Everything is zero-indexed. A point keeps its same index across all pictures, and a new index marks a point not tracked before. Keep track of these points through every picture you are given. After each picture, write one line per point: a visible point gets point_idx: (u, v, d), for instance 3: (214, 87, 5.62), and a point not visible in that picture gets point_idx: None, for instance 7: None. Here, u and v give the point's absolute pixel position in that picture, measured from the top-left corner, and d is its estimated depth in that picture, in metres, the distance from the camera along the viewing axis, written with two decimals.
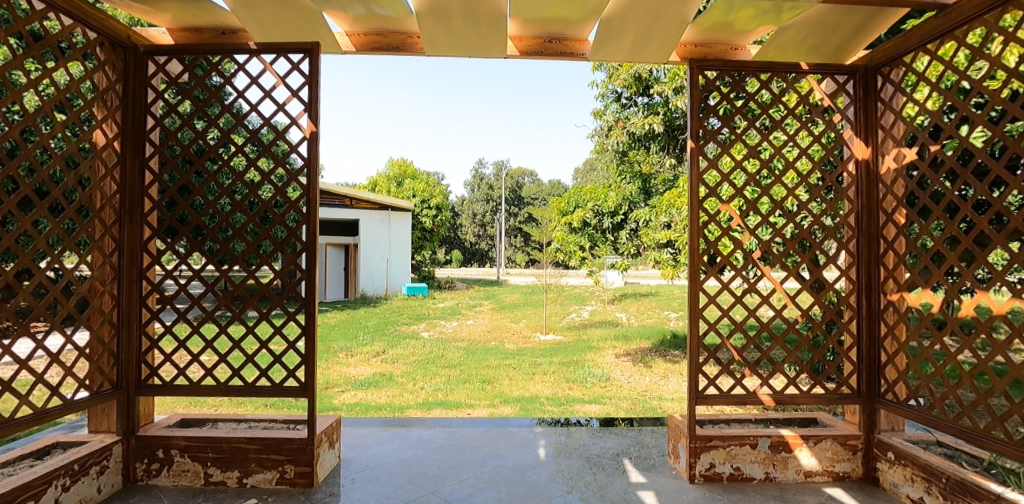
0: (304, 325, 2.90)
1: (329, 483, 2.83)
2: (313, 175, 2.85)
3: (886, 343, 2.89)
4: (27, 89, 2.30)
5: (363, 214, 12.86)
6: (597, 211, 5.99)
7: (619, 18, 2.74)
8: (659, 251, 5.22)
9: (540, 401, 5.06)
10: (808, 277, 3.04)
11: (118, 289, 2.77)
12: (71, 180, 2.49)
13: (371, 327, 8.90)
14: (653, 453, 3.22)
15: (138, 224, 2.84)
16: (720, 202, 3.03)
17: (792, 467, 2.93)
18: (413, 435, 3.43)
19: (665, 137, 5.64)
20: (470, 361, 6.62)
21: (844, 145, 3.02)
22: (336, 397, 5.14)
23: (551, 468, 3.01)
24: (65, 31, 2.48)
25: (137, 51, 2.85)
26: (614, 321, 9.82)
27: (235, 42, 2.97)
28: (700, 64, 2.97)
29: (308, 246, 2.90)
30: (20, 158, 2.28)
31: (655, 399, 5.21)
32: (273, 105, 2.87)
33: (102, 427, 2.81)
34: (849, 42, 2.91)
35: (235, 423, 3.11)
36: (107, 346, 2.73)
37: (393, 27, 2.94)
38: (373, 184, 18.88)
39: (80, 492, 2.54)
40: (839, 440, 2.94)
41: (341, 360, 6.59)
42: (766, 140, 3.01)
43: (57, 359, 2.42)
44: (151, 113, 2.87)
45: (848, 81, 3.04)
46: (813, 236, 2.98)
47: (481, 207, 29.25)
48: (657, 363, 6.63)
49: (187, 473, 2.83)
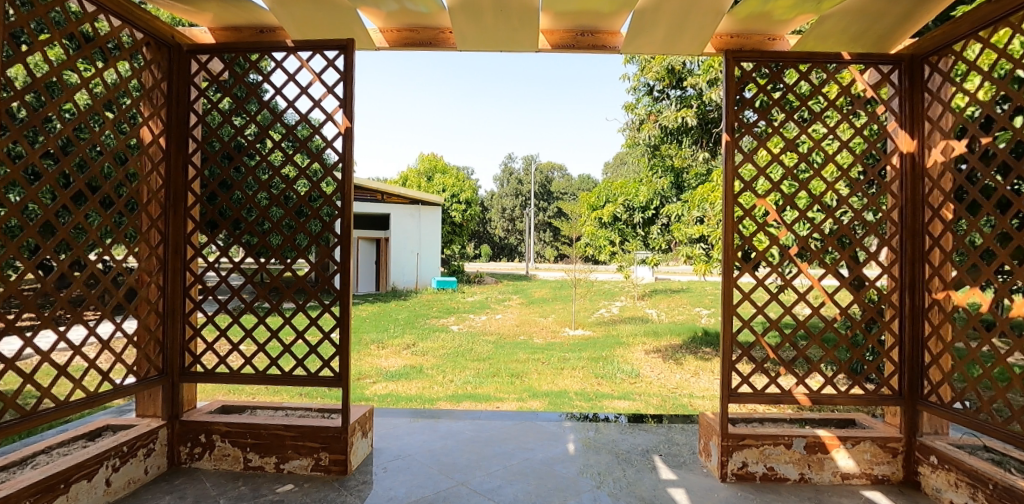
0: (340, 317, 2.93)
1: (363, 471, 2.90)
2: (349, 169, 2.90)
3: (930, 343, 2.79)
4: (79, 89, 2.38)
5: (394, 208, 13.14)
6: (628, 205, 6.03)
7: (652, 11, 2.70)
8: (691, 246, 5.19)
9: (569, 396, 5.06)
10: (847, 274, 2.90)
11: (164, 280, 2.88)
12: (120, 175, 2.58)
13: (402, 319, 9.04)
14: (684, 451, 3.18)
15: (182, 216, 2.94)
16: (756, 196, 2.92)
17: (828, 468, 2.86)
18: (442, 427, 3.49)
19: (699, 130, 5.48)
20: (499, 355, 6.66)
21: (889, 137, 2.92)
22: (368, 388, 5.25)
23: (579, 462, 3.01)
24: (113, 32, 2.57)
25: (181, 50, 2.95)
26: (644, 316, 9.74)
27: (274, 40, 3.00)
28: (736, 56, 2.92)
29: (343, 239, 2.93)
30: (74, 154, 2.38)
31: (686, 397, 5.16)
32: (310, 102, 2.93)
33: (148, 412, 2.95)
34: (894, 30, 2.78)
35: (272, 411, 3.21)
36: (154, 334, 2.84)
37: (426, 23, 2.97)
38: (403, 179, 18.99)
39: (129, 473, 2.65)
40: (878, 442, 2.85)
41: (372, 351, 6.73)
42: (805, 132, 2.87)
43: (109, 346, 2.49)
44: (194, 110, 2.97)
45: (893, 71, 2.93)
46: (853, 232, 2.87)
47: (510, 201, 29.23)
48: (688, 360, 6.55)
49: (227, 457, 2.93)
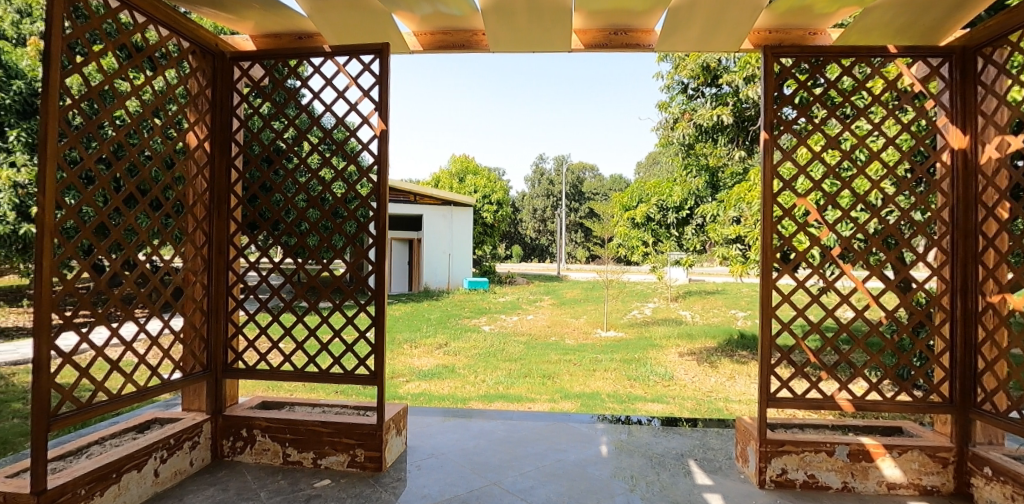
0: (375, 316, 2.98)
1: (397, 468, 2.94)
2: (384, 171, 2.95)
3: (984, 348, 2.66)
4: (130, 96, 2.49)
5: (427, 209, 13.29)
6: (662, 206, 5.90)
7: (687, 8, 2.65)
8: (727, 247, 5.06)
9: (601, 398, 5.02)
10: (893, 277, 2.79)
11: (208, 279, 2.98)
12: (168, 178, 2.68)
13: (434, 319, 9.13)
14: (719, 456, 3.12)
15: (225, 218, 3.03)
16: (796, 196, 2.83)
17: (873, 477, 2.76)
18: (475, 426, 3.51)
19: (735, 128, 5.35)
20: (530, 356, 6.66)
21: (938, 134, 2.80)
22: (402, 386, 5.32)
23: (612, 465, 2.99)
24: (161, 42, 2.67)
25: (224, 58, 3.05)
26: (678, 318, 9.58)
27: (312, 46, 3.07)
28: (775, 50, 2.85)
29: (378, 240, 2.97)
30: (126, 158, 2.48)
31: (721, 401, 5.06)
32: (346, 105, 2.99)
33: (193, 406, 3.05)
34: (944, 21, 2.66)
35: (310, 408, 3.29)
36: (199, 331, 2.95)
37: (459, 26, 2.99)
38: (435, 181, 19.17)
39: (175, 464, 2.76)
40: (927, 451, 2.74)
41: (405, 350, 6.82)
42: (849, 129, 2.78)
43: (157, 342, 2.59)
44: (236, 115, 3.07)
45: (943, 64, 2.81)
46: (901, 233, 2.75)
47: (542, 201, 28.89)
48: (723, 363, 6.42)
49: (268, 451, 3.01)
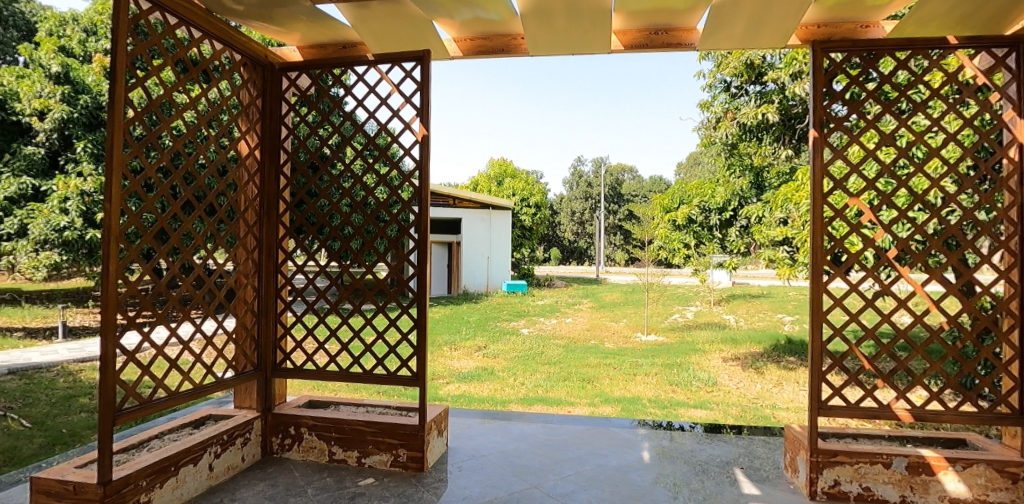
0: (417, 318, 3.02)
1: (439, 469, 2.97)
2: (426, 176, 2.99)
3: None
4: (188, 108, 2.61)
5: (466, 212, 13.40)
6: (704, 207, 5.74)
7: (730, 5, 2.59)
8: (774, 249, 4.94)
9: (642, 403, 4.95)
10: (955, 280, 2.65)
11: (259, 281, 3.09)
12: (222, 185, 2.80)
13: (473, 322, 9.20)
14: (767, 465, 3.03)
15: (274, 223, 3.14)
16: (848, 196, 2.71)
17: (934, 492, 2.62)
18: (515, 429, 3.51)
19: (781, 127, 5.23)
20: (569, 359, 6.62)
21: (1005, 128, 2.64)
22: (442, 388, 5.38)
23: (655, 471, 2.94)
24: (216, 55, 2.79)
25: (273, 68, 3.16)
26: (721, 323, 9.35)
27: (356, 54, 3.15)
28: (824, 46, 2.76)
29: (420, 243, 3.02)
30: (184, 167, 2.61)
31: (768, 408, 4.90)
32: (389, 112, 3.05)
33: (245, 404, 3.17)
34: (1009, 9, 2.52)
35: (354, 407, 3.36)
36: (250, 331, 3.06)
37: (498, 31, 3.01)
38: (474, 184, 19.32)
39: (229, 459, 2.87)
40: (994, 465, 2.58)
41: (445, 353, 6.89)
42: (905, 124, 2.64)
43: (212, 342, 2.70)
44: (284, 124, 3.17)
45: (1009, 55, 2.64)
46: (964, 233, 2.60)
47: (581, 204, 28.27)
48: (769, 369, 6.22)
49: (314, 449, 3.10)
